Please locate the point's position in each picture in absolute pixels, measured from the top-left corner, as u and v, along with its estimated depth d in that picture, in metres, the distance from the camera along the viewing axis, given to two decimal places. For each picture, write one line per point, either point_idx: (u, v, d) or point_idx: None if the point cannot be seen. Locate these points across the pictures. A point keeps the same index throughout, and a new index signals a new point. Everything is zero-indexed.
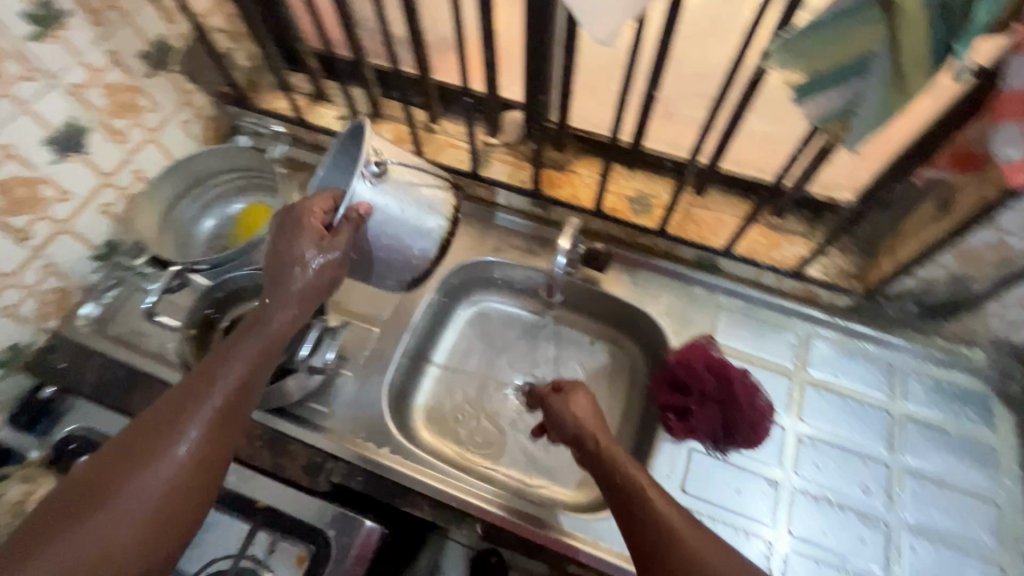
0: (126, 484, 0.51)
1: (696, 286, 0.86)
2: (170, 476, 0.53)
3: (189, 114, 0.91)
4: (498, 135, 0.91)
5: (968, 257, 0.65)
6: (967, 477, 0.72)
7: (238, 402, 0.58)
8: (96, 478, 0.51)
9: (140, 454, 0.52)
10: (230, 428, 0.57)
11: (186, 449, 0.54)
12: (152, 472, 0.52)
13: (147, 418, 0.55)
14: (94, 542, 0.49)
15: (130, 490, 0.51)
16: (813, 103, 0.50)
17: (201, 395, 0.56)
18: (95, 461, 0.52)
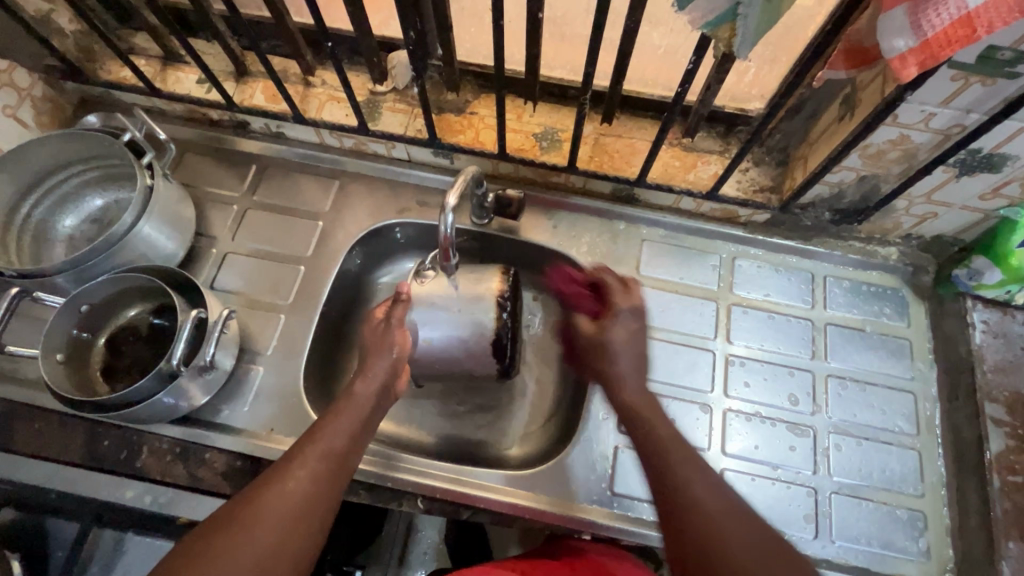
0: (251, 539, 0.48)
1: (617, 220, 0.83)
2: (285, 529, 0.49)
3: (11, 96, 0.76)
4: (385, 81, 0.81)
5: (873, 157, 0.63)
6: (885, 372, 0.75)
7: (358, 438, 0.58)
8: (212, 535, 0.48)
9: (252, 505, 0.50)
10: (343, 469, 0.55)
11: (300, 490, 0.51)
12: (260, 529, 0.48)
13: (278, 463, 0.53)
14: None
15: (234, 554, 0.47)
16: (697, 7, 0.44)
17: (328, 433, 0.56)
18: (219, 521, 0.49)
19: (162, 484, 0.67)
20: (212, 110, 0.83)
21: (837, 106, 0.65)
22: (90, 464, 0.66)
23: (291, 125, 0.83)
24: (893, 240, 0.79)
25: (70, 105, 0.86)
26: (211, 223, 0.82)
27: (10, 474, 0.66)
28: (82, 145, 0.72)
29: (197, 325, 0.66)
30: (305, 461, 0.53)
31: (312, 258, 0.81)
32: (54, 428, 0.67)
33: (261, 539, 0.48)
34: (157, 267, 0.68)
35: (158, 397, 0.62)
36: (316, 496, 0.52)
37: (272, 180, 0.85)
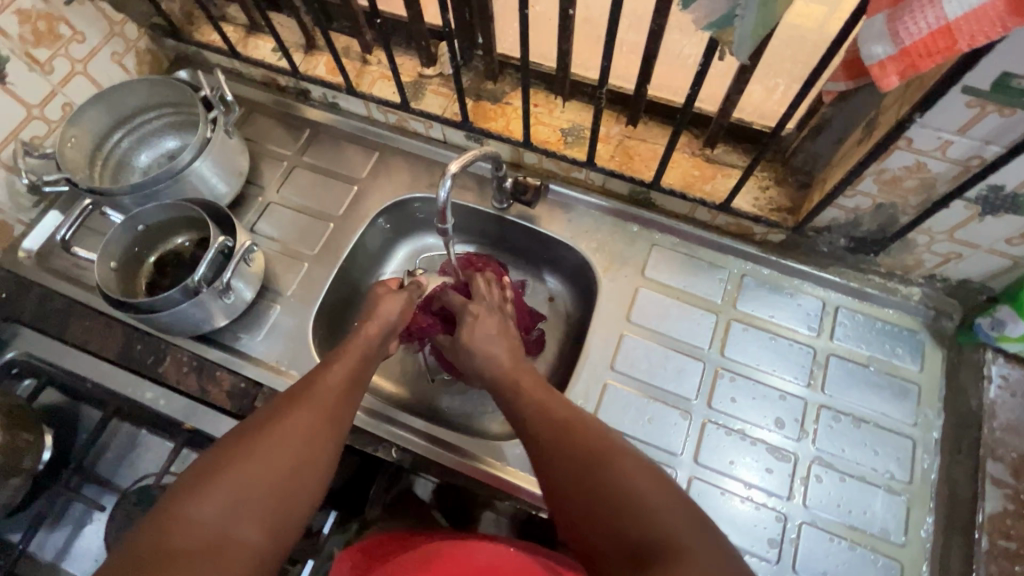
0: (287, 430, 0.58)
1: (630, 222, 0.84)
2: (313, 427, 0.60)
3: (120, 45, 0.89)
4: (433, 66, 0.88)
5: (889, 184, 0.62)
6: (884, 413, 0.72)
7: (359, 382, 0.67)
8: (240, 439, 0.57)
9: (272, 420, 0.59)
10: (343, 404, 0.64)
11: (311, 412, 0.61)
12: (295, 422, 0.59)
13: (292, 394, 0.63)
14: (245, 485, 0.53)
15: (275, 440, 0.57)
16: (699, 6, 0.47)
17: (330, 374, 0.65)
18: (259, 422, 0.59)
19: (175, 392, 0.75)
20: (280, 76, 0.93)
21: (859, 129, 0.64)
22: (123, 364, 0.75)
23: (344, 97, 0.91)
24: (917, 280, 0.76)
25: (167, 61, 0.99)
26: (262, 175, 0.91)
27: (60, 359, 0.77)
28: (166, 91, 0.83)
29: (224, 254, 0.75)
30: (316, 388, 0.63)
31: (341, 218, 0.88)
32: (101, 328, 0.77)
33: (297, 433, 0.58)
34: (205, 203, 0.77)
35: (182, 308, 0.70)
36: (337, 405, 0.63)
37: (321, 145, 0.94)
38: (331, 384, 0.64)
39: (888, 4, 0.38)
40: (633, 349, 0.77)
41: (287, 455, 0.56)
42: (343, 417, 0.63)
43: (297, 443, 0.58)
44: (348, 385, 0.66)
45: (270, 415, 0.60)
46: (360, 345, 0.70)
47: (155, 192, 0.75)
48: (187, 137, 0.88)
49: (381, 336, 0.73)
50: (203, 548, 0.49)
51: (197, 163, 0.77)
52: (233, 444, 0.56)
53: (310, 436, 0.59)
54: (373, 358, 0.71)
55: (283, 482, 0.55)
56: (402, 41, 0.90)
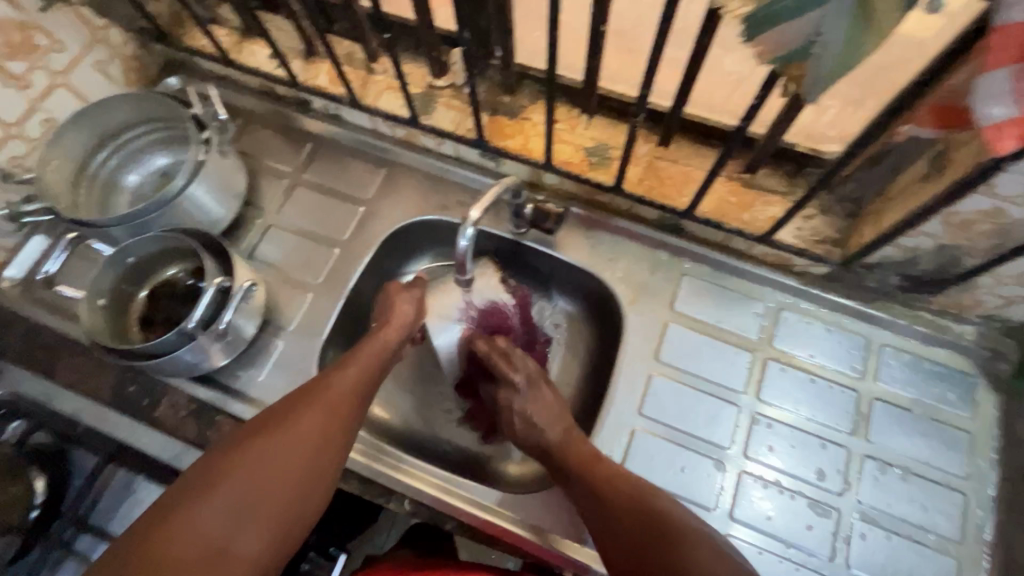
0: (293, 436, 0.54)
1: (659, 249, 0.78)
2: (320, 432, 0.56)
3: (104, 52, 0.82)
4: (444, 76, 0.81)
5: (959, 227, 0.56)
6: (933, 464, 0.67)
7: (369, 384, 0.62)
8: (240, 443, 0.53)
9: (275, 425, 0.55)
10: (353, 409, 0.59)
11: (316, 419, 0.56)
12: (305, 427, 0.55)
13: (295, 396, 0.58)
14: (249, 492, 0.51)
15: (281, 446, 0.54)
16: (765, 40, 0.40)
17: (337, 374, 0.61)
18: (263, 422, 0.55)
19: (174, 437, 0.70)
20: (279, 86, 0.86)
21: (925, 163, 0.57)
22: (116, 408, 0.71)
23: (347, 108, 0.84)
24: (972, 318, 0.70)
25: (156, 66, 0.91)
26: (261, 194, 0.85)
27: (49, 400, 0.72)
28: (154, 106, 0.77)
29: (222, 291, 0.69)
30: (322, 392, 0.58)
31: (346, 243, 0.82)
32: (92, 368, 0.72)
33: (304, 439, 0.55)
34: (199, 232, 0.72)
35: (179, 353, 0.65)
36: (348, 410, 0.59)
37: (324, 160, 0.87)
38: (343, 386, 0.60)
39: (1015, 58, 0.34)
40: (662, 391, 0.72)
41: (293, 462, 0.54)
42: (351, 424, 0.59)
43: (301, 451, 0.54)
44: (361, 387, 0.61)
45: (277, 416, 0.56)
46: (378, 343, 0.65)
47: (146, 223, 0.70)
48: (179, 154, 0.82)
49: (401, 335, 0.67)
50: (201, 561, 0.46)
51: (191, 189, 0.71)
52: (238, 445, 0.53)
53: (317, 445, 0.55)
54: (390, 357, 0.66)
55: (286, 491, 0.52)
56: (409, 47, 0.82)
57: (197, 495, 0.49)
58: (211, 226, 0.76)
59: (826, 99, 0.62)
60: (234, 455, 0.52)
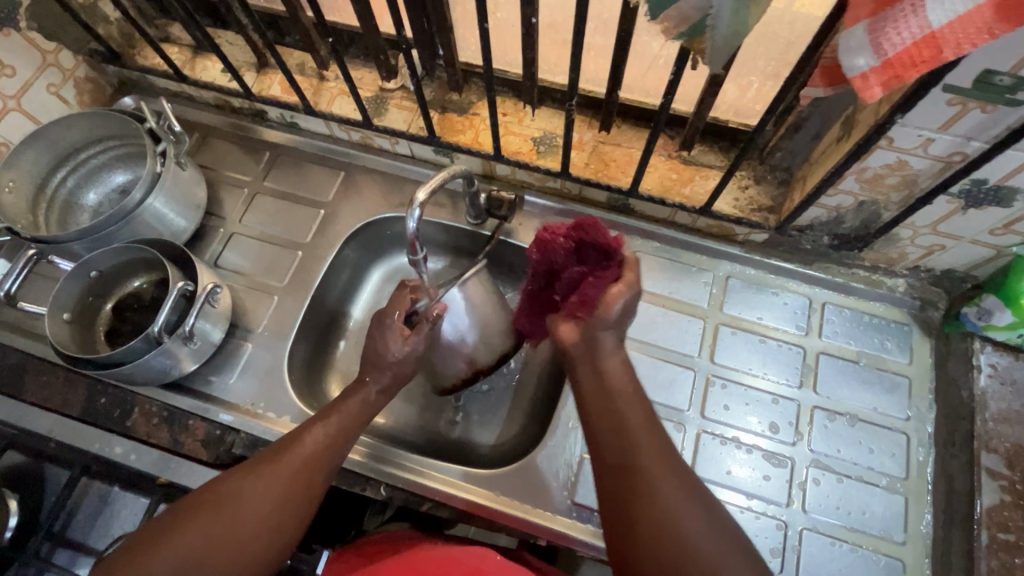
0: (245, 501, 0.56)
1: (611, 229, 0.82)
2: (275, 498, 0.58)
3: (56, 75, 0.83)
4: (394, 79, 0.84)
5: (871, 181, 0.60)
6: (877, 409, 0.71)
7: (340, 440, 0.63)
8: (205, 496, 0.57)
9: (237, 484, 0.57)
10: (318, 468, 0.61)
11: (275, 481, 0.58)
12: (263, 489, 0.58)
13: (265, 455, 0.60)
14: (197, 547, 0.54)
15: (236, 511, 0.56)
16: (667, 16, 0.44)
17: (308, 435, 0.62)
18: (222, 485, 0.57)
19: (147, 444, 0.71)
20: (233, 98, 0.88)
21: (838, 126, 0.62)
22: (87, 420, 0.71)
23: (302, 116, 0.87)
24: (901, 271, 0.75)
25: (110, 87, 0.93)
26: (222, 204, 0.87)
27: (18, 420, 0.72)
28: (109, 125, 0.78)
29: (186, 297, 0.70)
30: (289, 450, 0.60)
31: (310, 245, 0.84)
32: (61, 383, 0.73)
33: (257, 505, 0.57)
34: (162, 242, 0.73)
35: (147, 357, 0.66)
36: (306, 475, 0.60)
37: (283, 167, 0.89)
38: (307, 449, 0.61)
39: (869, 13, 0.37)
40: None
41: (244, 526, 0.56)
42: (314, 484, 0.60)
43: (257, 511, 0.56)
44: (327, 449, 0.62)
45: (233, 479, 0.58)
46: (357, 400, 0.66)
47: (108, 236, 0.71)
48: (137, 170, 0.83)
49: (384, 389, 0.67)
50: None
51: (150, 200, 0.72)
52: (195, 506, 0.56)
53: (272, 506, 0.57)
54: (368, 413, 0.67)
55: (238, 547, 0.55)
56: (358, 53, 0.86)
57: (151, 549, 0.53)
58: (172, 236, 0.78)
59: (747, 74, 0.68)
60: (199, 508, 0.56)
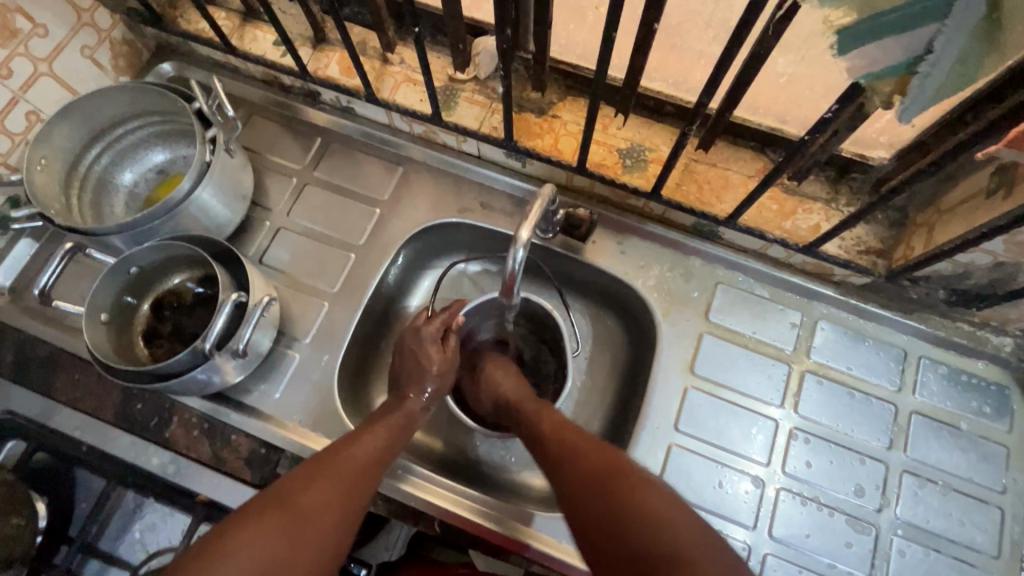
0: (313, 503, 0.53)
1: (693, 257, 0.75)
2: (338, 500, 0.54)
3: (91, 36, 0.74)
4: (467, 69, 0.76)
5: (1022, 245, 0.54)
6: (971, 479, 0.66)
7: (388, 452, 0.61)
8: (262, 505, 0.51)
9: (299, 487, 0.53)
10: (373, 474, 0.58)
11: (338, 485, 0.55)
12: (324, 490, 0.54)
13: (315, 463, 0.56)
14: (263, 545, 0.48)
15: (305, 512, 0.52)
16: (863, 54, 0.36)
17: (360, 441, 0.59)
18: (288, 489, 0.53)
19: (187, 458, 0.66)
20: (285, 75, 0.80)
21: (987, 177, 0.55)
22: (124, 427, 0.66)
23: (361, 102, 0.79)
24: (1012, 331, 0.69)
25: (147, 51, 0.84)
26: (269, 194, 0.79)
27: (48, 420, 0.67)
28: (151, 100, 0.71)
29: (237, 305, 0.65)
30: (345, 455, 0.57)
31: (363, 248, 0.77)
32: (95, 385, 0.67)
33: (317, 506, 0.53)
34: (209, 240, 0.67)
35: (194, 372, 0.60)
36: (364, 483, 0.57)
37: (336, 156, 0.81)
38: (363, 454, 0.58)
39: None
40: (698, 406, 0.70)
41: (313, 529, 0.52)
42: (366, 489, 0.57)
43: (322, 513, 0.53)
44: (379, 459, 0.59)
45: (288, 487, 0.53)
46: (399, 414, 0.64)
47: (151, 230, 0.64)
48: (179, 150, 0.76)
49: (426, 403, 0.66)
50: None
51: (198, 193, 0.65)
52: (256, 512, 0.51)
53: (336, 509, 0.54)
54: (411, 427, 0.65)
55: (303, 548, 0.50)
56: (428, 35, 0.77)
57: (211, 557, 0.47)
58: (217, 230, 0.71)
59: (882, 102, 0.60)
60: (257, 519, 0.50)
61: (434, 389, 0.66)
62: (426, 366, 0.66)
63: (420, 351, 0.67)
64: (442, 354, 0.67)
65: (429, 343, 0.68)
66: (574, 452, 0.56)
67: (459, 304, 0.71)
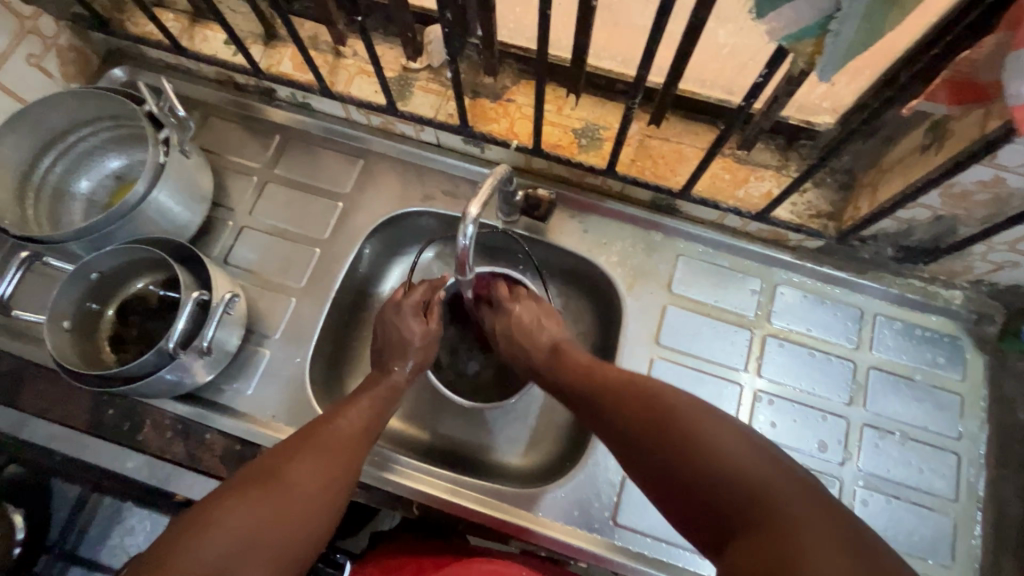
0: (299, 472, 0.53)
1: (653, 231, 0.76)
2: (326, 471, 0.55)
3: (36, 44, 0.73)
4: (419, 58, 0.76)
5: (957, 197, 0.56)
6: (927, 427, 0.69)
7: (374, 426, 0.61)
8: (246, 479, 0.51)
9: (285, 460, 0.54)
10: (359, 447, 0.58)
11: (326, 453, 0.55)
12: (310, 462, 0.54)
13: (300, 437, 0.57)
14: (253, 516, 0.48)
15: (290, 482, 0.52)
16: (778, 15, 0.38)
17: (343, 415, 0.59)
18: (273, 461, 0.54)
19: (161, 460, 0.67)
20: (238, 74, 0.80)
21: (920, 133, 0.57)
22: (95, 433, 0.66)
23: (316, 97, 0.79)
24: (960, 283, 0.72)
25: (97, 56, 0.83)
26: (230, 194, 0.79)
27: (16, 432, 0.67)
28: (102, 104, 0.70)
29: (200, 305, 0.65)
30: (329, 428, 0.58)
31: (328, 242, 0.78)
32: (63, 394, 0.67)
33: (303, 476, 0.53)
34: (169, 242, 0.67)
35: (159, 373, 0.60)
36: (352, 451, 0.57)
37: (296, 152, 0.81)
38: (347, 426, 0.59)
39: None
40: (665, 375, 0.71)
41: (301, 497, 0.52)
42: (354, 460, 0.57)
43: (309, 483, 0.53)
44: (364, 429, 0.60)
45: (273, 461, 0.54)
46: (383, 386, 0.64)
47: (108, 235, 0.64)
48: (134, 154, 0.76)
49: (410, 375, 0.67)
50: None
51: (154, 195, 0.65)
52: (241, 486, 0.50)
53: (324, 478, 0.54)
54: (394, 400, 0.65)
55: (291, 515, 0.50)
56: (378, 26, 0.77)
57: (197, 531, 0.46)
58: (178, 232, 0.71)
59: None
60: (238, 491, 0.50)
61: (416, 362, 0.67)
62: (408, 339, 0.67)
63: (402, 323, 0.67)
64: (423, 326, 0.67)
65: (410, 318, 0.68)
66: (636, 397, 0.53)
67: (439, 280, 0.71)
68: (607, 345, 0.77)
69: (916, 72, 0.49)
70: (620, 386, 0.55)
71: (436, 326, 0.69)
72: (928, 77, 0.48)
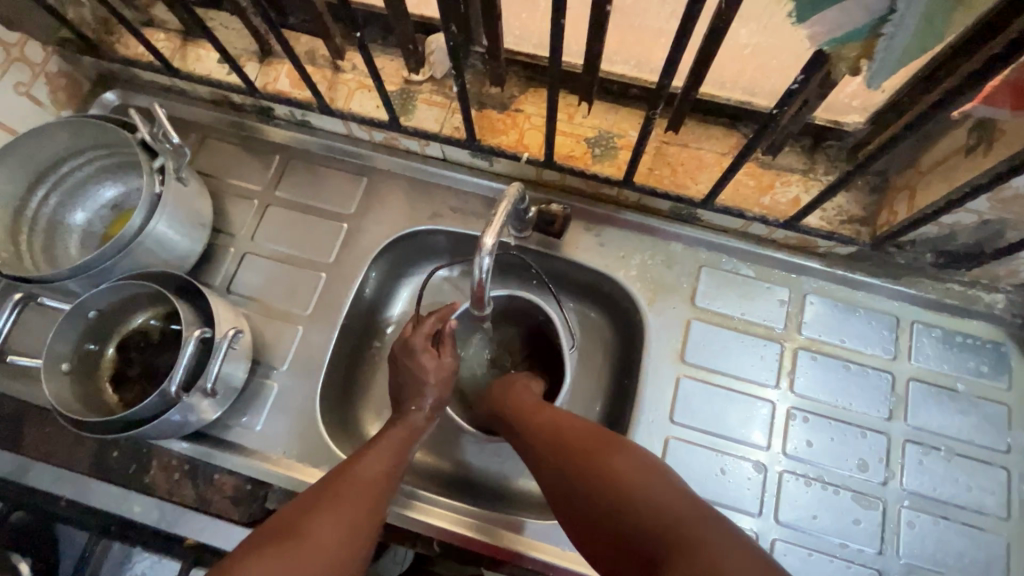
0: (325, 523, 0.50)
1: (673, 242, 0.73)
2: (352, 521, 0.52)
3: (23, 72, 0.70)
4: (422, 70, 0.73)
5: (1007, 201, 0.52)
6: (974, 441, 0.65)
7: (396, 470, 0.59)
8: (270, 533, 0.48)
9: (309, 510, 0.51)
10: (383, 495, 0.56)
11: (352, 502, 0.53)
12: (336, 512, 0.51)
13: (321, 487, 0.54)
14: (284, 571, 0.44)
15: (317, 533, 0.49)
16: (823, 19, 0.35)
17: (363, 460, 0.57)
18: (296, 513, 0.50)
19: (170, 502, 0.64)
20: (234, 94, 0.77)
21: (963, 133, 0.53)
22: (100, 477, 0.64)
23: (315, 114, 0.75)
24: (1003, 287, 0.68)
25: (88, 81, 0.80)
26: (230, 219, 0.76)
27: (19, 478, 0.65)
28: (94, 134, 0.67)
29: (204, 342, 0.62)
30: (352, 474, 0.55)
31: (333, 266, 0.74)
32: (66, 437, 0.65)
33: (331, 526, 0.50)
34: (168, 275, 0.64)
35: (164, 416, 0.57)
36: (376, 498, 0.55)
37: (297, 172, 0.78)
38: (369, 472, 0.56)
39: None
40: (692, 395, 0.68)
41: (331, 548, 0.48)
42: (378, 509, 0.55)
43: (337, 533, 0.50)
44: (387, 473, 0.57)
45: (297, 513, 0.50)
46: (403, 426, 0.62)
47: (105, 271, 0.61)
48: (129, 183, 0.73)
49: (428, 414, 0.64)
50: None
51: (153, 226, 0.62)
52: (266, 541, 0.47)
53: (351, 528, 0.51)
54: (415, 440, 0.63)
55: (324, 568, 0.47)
56: (378, 37, 0.74)
57: None
58: (179, 263, 0.68)
59: None
60: (264, 546, 0.46)
61: (433, 400, 0.63)
62: (421, 375, 0.64)
63: (416, 360, 0.64)
64: (436, 361, 0.64)
65: (420, 352, 0.64)
66: (569, 436, 0.54)
67: (449, 309, 0.68)
68: (629, 363, 0.74)
69: (964, 70, 0.45)
70: (564, 425, 0.56)
71: (451, 360, 0.65)
72: (979, 76, 0.44)
